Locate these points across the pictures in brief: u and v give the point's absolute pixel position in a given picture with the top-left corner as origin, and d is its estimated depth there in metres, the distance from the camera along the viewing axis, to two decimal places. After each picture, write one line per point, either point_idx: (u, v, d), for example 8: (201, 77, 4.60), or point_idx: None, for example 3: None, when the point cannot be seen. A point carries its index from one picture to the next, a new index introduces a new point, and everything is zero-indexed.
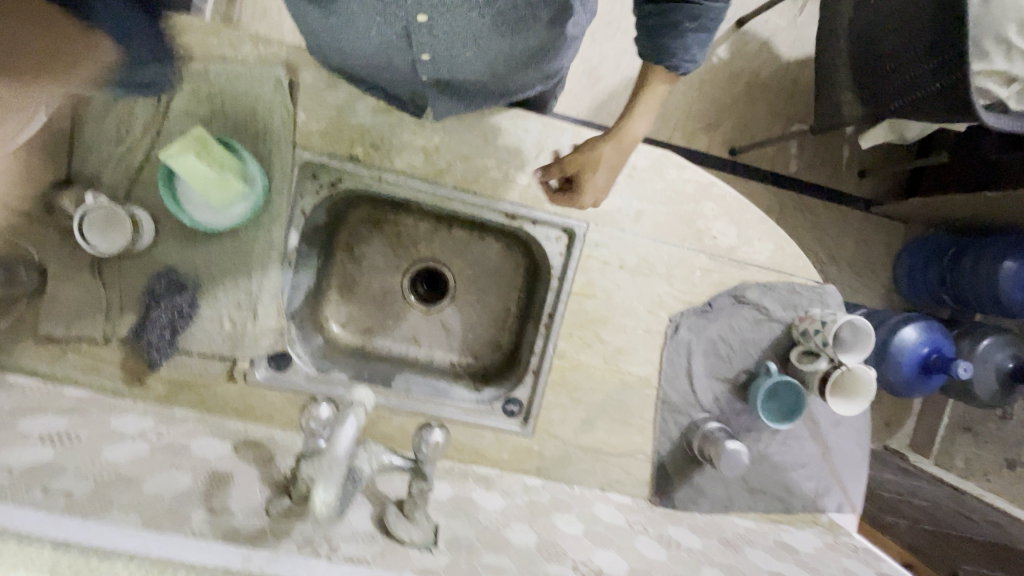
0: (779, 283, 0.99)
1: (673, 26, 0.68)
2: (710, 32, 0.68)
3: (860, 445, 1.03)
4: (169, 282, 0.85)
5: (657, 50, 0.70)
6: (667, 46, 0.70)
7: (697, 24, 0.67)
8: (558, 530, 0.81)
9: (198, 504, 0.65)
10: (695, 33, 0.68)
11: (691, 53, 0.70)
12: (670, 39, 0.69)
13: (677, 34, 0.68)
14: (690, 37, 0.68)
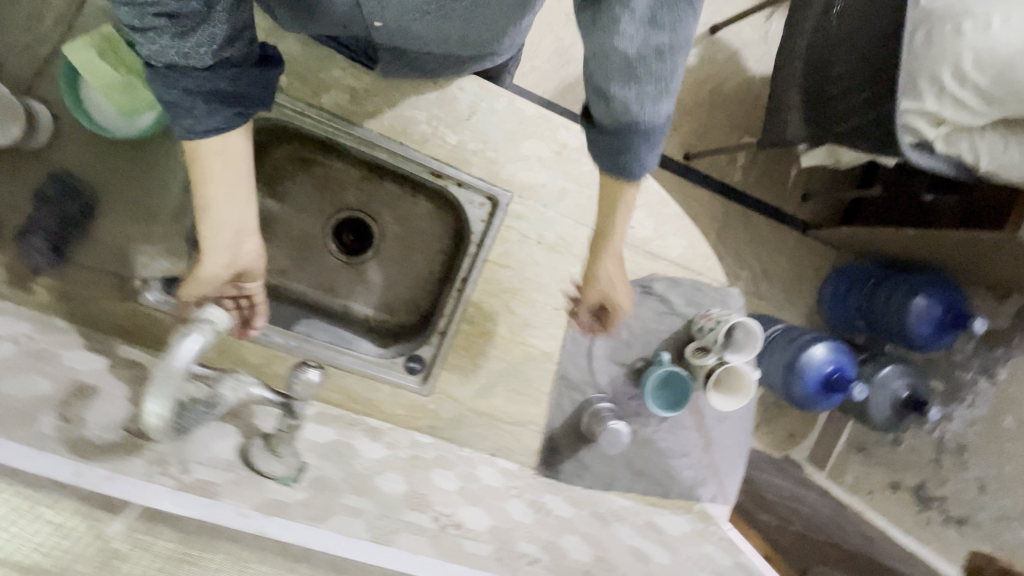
0: (685, 279, 1.03)
1: (627, 149, 0.63)
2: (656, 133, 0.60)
3: (739, 442, 1.14)
4: (62, 187, 0.82)
5: (610, 153, 0.63)
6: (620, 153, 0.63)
7: (642, 132, 0.61)
8: (432, 484, 0.83)
9: (51, 410, 0.63)
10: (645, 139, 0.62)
11: (642, 157, 0.63)
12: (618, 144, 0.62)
13: (628, 144, 0.62)
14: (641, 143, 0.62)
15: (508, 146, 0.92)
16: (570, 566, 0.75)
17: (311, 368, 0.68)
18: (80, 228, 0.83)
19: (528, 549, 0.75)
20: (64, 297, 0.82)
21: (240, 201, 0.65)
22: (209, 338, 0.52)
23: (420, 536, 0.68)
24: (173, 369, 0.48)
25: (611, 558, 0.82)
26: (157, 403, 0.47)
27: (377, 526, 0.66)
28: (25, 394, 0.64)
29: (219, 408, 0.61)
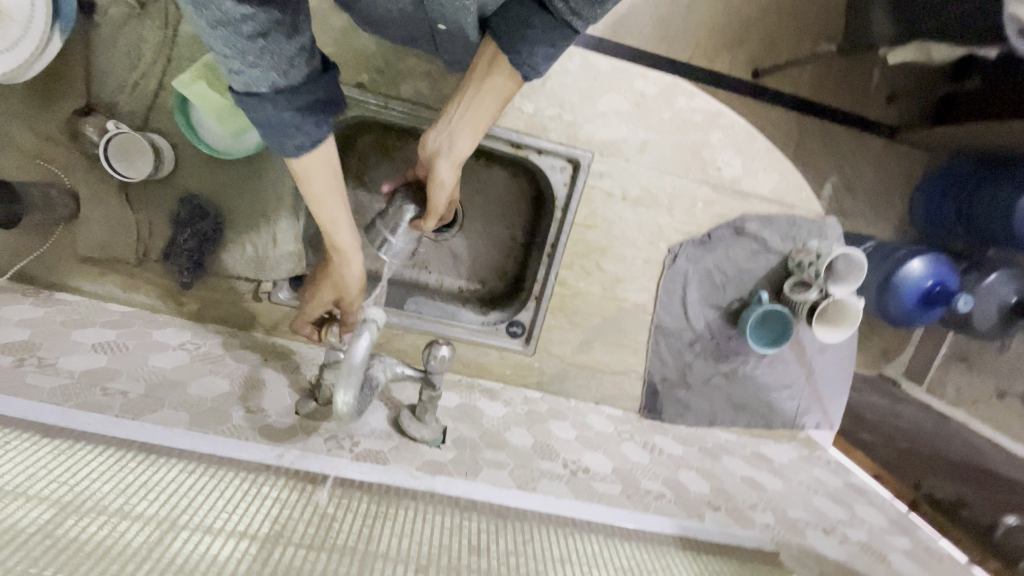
0: (779, 216, 1.02)
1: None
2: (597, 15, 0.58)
3: (843, 369, 1.13)
4: (192, 210, 0.90)
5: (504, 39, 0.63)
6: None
7: (546, 37, 0.61)
8: (552, 435, 0.90)
9: (237, 404, 0.75)
10: (547, 48, 0.62)
11: (536, 64, 0.63)
12: (520, 38, 0.62)
13: (528, 38, 0.62)
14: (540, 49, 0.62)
15: (584, 105, 0.92)
16: (692, 498, 0.82)
17: (442, 345, 0.75)
18: (214, 244, 0.92)
19: (652, 487, 0.82)
20: (212, 304, 0.96)
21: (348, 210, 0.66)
22: (376, 334, 0.59)
23: (557, 481, 0.76)
24: (354, 365, 0.57)
25: (728, 488, 0.88)
26: (347, 393, 0.55)
27: (519, 475, 0.75)
28: (213, 392, 0.76)
29: (377, 387, 0.69)
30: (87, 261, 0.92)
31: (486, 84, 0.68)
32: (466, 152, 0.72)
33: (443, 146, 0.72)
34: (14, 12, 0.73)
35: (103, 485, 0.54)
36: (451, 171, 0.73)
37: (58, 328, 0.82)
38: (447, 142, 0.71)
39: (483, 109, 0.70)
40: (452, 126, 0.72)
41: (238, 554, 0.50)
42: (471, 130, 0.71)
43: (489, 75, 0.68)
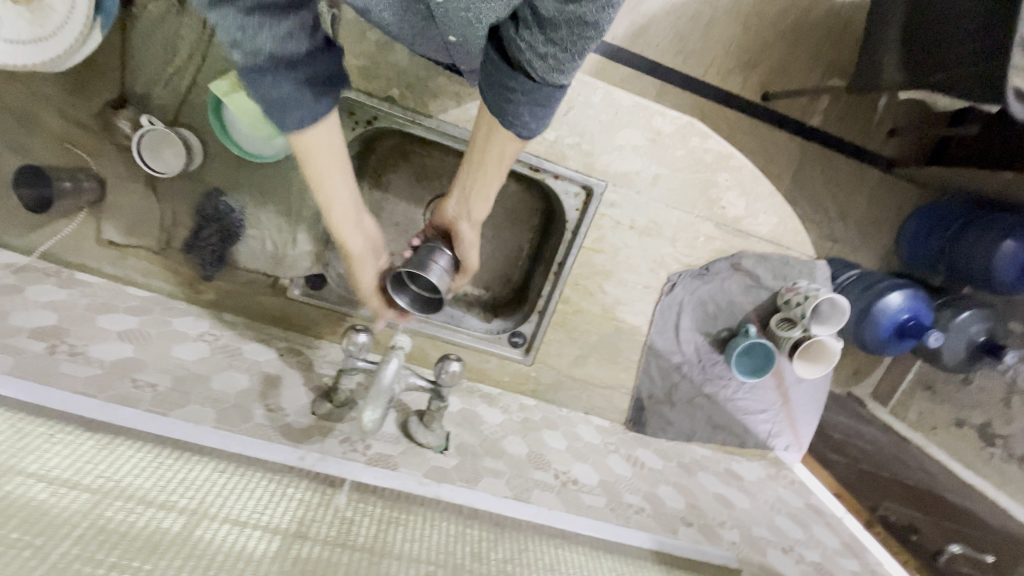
0: (774, 255, 1.09)
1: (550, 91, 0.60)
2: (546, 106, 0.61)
3: (815, 400, 1.23)
4: (218, 205, 0.93)
5: (494, 103, 0.62)
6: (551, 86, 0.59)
7: (529, 96, 0.59)
8: (545, 444, 0.97)
9: (258, 402, 0.80)
10: (532, 105, 0.60)
11: (524, 120, 0.62)
12: (503, 99, 0.61)
13: (510, 99, 0.60)
14: (524, 106, 0.60)
15: (603, 137, 0.96)
16: (669, 513, 0.90)
17: (454, 361, 0.80)
18: (236, 238, 0.96)
19: (633, 500, 0.90)
20: (229, 295, 1.00)
21: (346, 181, 0.66)
22: (403, 360, 0.66)
23: (550, 492, 0.84)
24: (383, 387, 0.63)
25: (701, 505, 0.97)
26: (375, 411, 0.61)
27: (515, 485, 0.82)
28: (235, 388, 0.81)
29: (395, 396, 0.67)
30: (109, 245, 0.94)
31: (488, 156, 0.69)
32: (483, 216, 0.77)
33: (462, 214, 0.78)
34: (57, 3, 0.76)
35: (144, 481, 0.59)
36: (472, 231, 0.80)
37: (83, 313, 0.85)
38: (464, 210, 0.77)
39: (491, 178, 0.72)
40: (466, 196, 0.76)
41: (262, 539, 0.57)
42: (482, 198, 0.74)
43: (490, 144, 0.68)
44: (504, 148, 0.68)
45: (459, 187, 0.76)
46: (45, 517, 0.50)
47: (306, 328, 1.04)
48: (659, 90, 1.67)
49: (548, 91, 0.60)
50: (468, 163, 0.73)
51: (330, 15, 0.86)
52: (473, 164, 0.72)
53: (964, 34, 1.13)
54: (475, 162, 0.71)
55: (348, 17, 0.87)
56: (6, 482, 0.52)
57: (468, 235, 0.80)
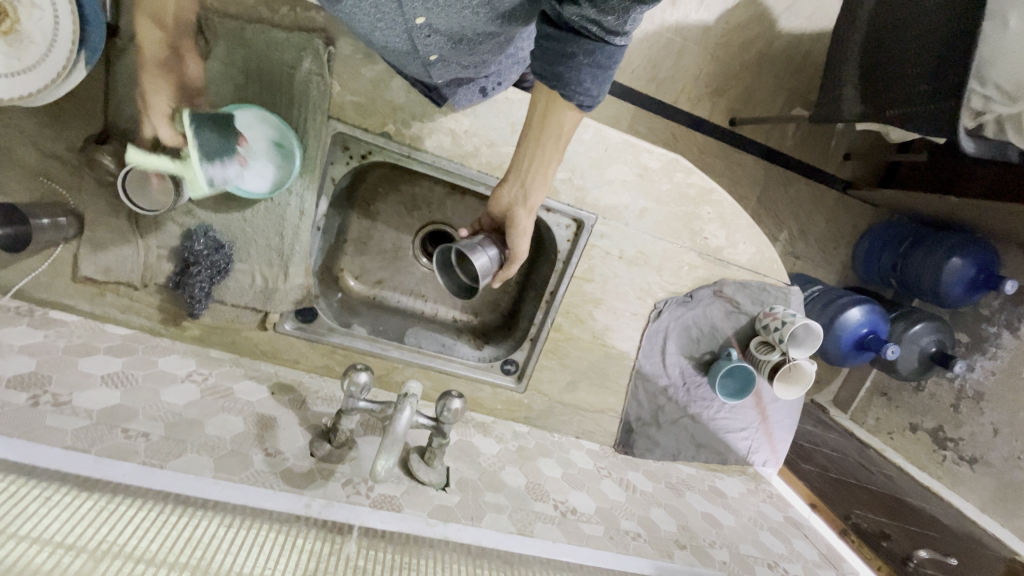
0: (752, 281, 1.15)
1: (603, 57, 0.66)
2: (605, 68, 0.68)
3: (791, 417, 1.28)
4: (208, 241, 0.90)
5: (553, 74, 0.68)
6: (603, 50, 0.66)
7: (593, 59, 0.66)
8: (542, 473, 0.99)
9: (255, 445, 0.78)
10: (594, 68, 0.67)
11: (587, 86, 0.68)
12: (563, 69, 0.67)
13: (573, 65, 0.66)
14: (588, 71, 0.66)
15: (594, 173, 0.99)
16: (664, 537, 0.93)
17: (456, 398, 0.80)
18: (225, 274, 0.93)
19: (630, 526, 0.93)
20: (216, 331, 0.97)
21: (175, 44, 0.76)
22: (415, 408, 0.67)
23: (551, 524, 0.85)
24: (397, 436, 0.63)
25: (692, 526, 1.00)
26: (389, 460, 0.61)
27: (518, 519, 0.83)
28: (230, 431, 0.80)
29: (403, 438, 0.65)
30: (87, 281, 0.90)
31: (549, 127, 0.75)
32: (539, 200, 0.81)
33: (518, 199, 0.81)
34: (36, 35, 0.72)
35: (152, 543, 0.57)
36: (527, 218, 0.83)
37: (63, 356, 0.81)
38: (521, 196, 0.81)
39: (550, 155, 0.77)
40: (522, 183, 0.80)
41: None
42: (541, 177, 0.79)
43: (550, 117, 0.74)
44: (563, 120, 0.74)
45: (515, 173, 0.80)
46: None
47: (296, 361, 1.02)
48: (634, 113, 1.72)
49: (608, 53, 0.66)
50: (524, 145, 0.77)
51: (325, 52, 0.86)
52: (532, 145, 0.77)
53: (919, 75, 1.22)
54: (534, 140, 0.76)
55: (344, 53, 0.87)
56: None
57: (524, 222, 0.83)
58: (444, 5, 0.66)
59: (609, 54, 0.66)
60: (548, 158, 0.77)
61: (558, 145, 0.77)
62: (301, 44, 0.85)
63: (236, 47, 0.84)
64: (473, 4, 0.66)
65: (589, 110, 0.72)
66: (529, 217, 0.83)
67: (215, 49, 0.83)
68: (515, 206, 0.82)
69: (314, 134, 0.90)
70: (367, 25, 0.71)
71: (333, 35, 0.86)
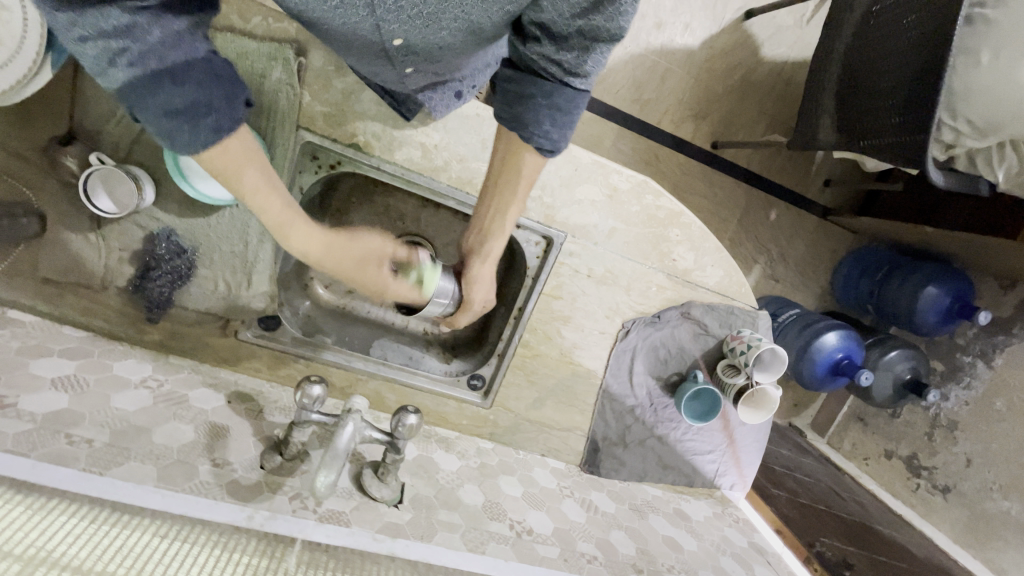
0: (720, 304, 1.16)
1: (560, 100, 0.69)
2: (564, 112, 0.70)
3: (759, 441, 1.28)
4: (169, 245, 0.91)
5: (513, 114, 0.71)
6: (559, 95, 0.69)
7: (551, 101, 0.69)
8: (501, 491, 0.97)
9: (203, 456, 0.77)
10: (552, 110, 0.69)
11: (546, 129, 0.70)
12: (523, 108, 0.70)
13: (532, 105, 0.69)
14: (546, 112, 0.69)
15: (563, 191, 1.00)
16: (621, 561, 0.92)
17: (411, 414, 0.80)
18: (187, 280, 0.93)
19: (587, 548, 0.92)
20: (176, 336, 0.96)
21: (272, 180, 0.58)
22: (360, 424, 0.67)
23: (505, 544, 0.84)
24: (338, 451, 0.62)
25: (652, 550, 0.99)
26: (329, 476, 0.60)
27: (470, 538, 0.82)
28: (179, 441, 0.78)
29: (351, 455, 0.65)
30: (46, 282, 0.88)
31: (509, 171, 0.75)
32: (496, 249, 0.80)
33: (475, 246, 0.81)
34: (3, 37, 0.71)
35: (78, 549, 0.54)
36: (484, 266, 0.82)
37: (14, 357, 0.80)
38: (480, 243, 0.81)
39: (508, 201, 0.77)
40: (481, 228, 0.80)
41: None
42: (497, 226, 0.79)
43: (510, 161, 0.75)
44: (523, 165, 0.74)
45: (477, 218, 0.81)
46: None
47: (257, 370, 1.00)
48: (618, 133, 1.74)
49: (569, 97, 0.69)
50: (487, 187, 0.79)
51: (296, 62, 0.87)
52: (492, 187, 0.78)
53: (891, 106, 1.24)
54: (495, 182, 0.77)
55: (316, 65, 0.88)
56: None
57: (479, 271, 0.82)
58: (421, 28, 0.64)
59: (569, 101, 0.69)
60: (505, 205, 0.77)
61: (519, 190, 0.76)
62: (271, 54, 0.86)
63: None
64: (451, 26, 0.65)
65: (550, 154, 0.73)
66: (485, 266, 0.82)
67: None
68: (473, 253, 0.82)
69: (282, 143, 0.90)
70: (340, 43, 0.69)
71: (305, 46, 0.87)
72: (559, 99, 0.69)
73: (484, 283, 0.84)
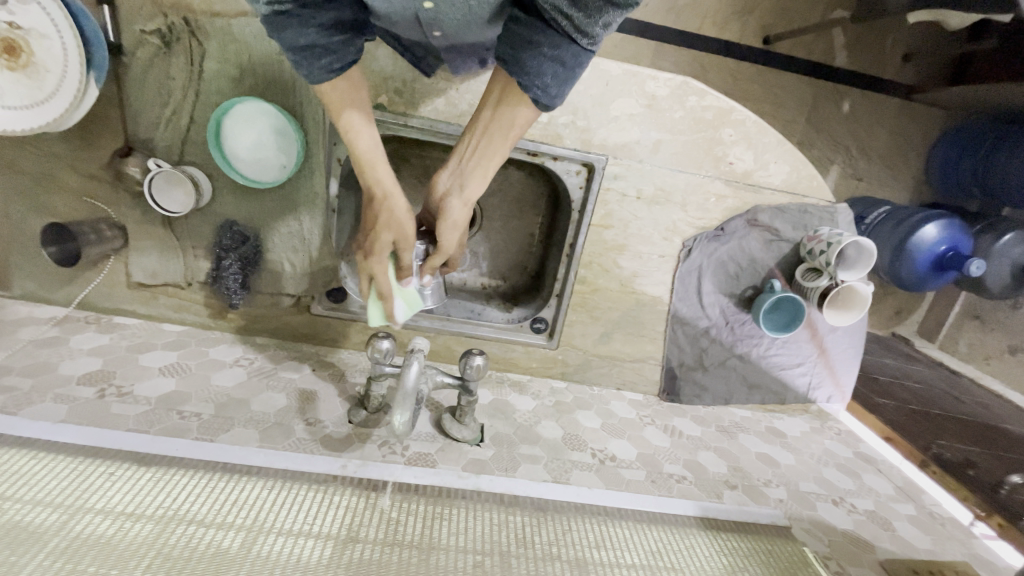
0: (791, 205, 1.05)
1: (563, 58, 0.60)
2: (567, 69, 0.61)
3: (855, 346, 1.17)
4: (233, 235, 0.96)
5: (513, 56, 0.61)
6: (563, 51, 0.60)
7: (557, 53, 0.59)
8: (579, 424, 0.98)
9: (298, 417, 0.84)
10: (556, 64, 0.60)
11: (546, 81, 0.61)
12: (525, 55, 0.60)
13: (535, 54, 0.60)
14: (550, 64, 0.59)
15: (597, 111, 0.94)
16: (712, 479, 0.90)
17: (477, 355, 0.81)
18: (256, 265, 0.99)
19: (674, 469, 0.91)
20: (257, 320, 1.03)
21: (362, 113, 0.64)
22: (423, 361, 0.69)
23: (589, 470, 0.85)
24: (407, 390, 0.65)
25: (743, 466, 0.96)
26: (404, 413, 0.64)
27: (553, 467, 0.84)
28: (275, 407, 0.85)
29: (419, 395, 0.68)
30: (140, 286, 0.99)
31: (500, 109, 0.65)
32: (479, 192, 0.67)
33: (451, 188, 0.67)
34: (51, 63, 0.79)
35: (200, 506, 0.64)
36: (462, 212, 0.68)
37: (127, 354, 0.90)
38: (458, 183, 0.68)
39: (495, 143, 0.66)
40: (465, 165, 0.68)
41: (312, 547, 0.61)
42: (483, 166, 0.67)
43: (503, 102, 0.65)
44: (517, 110, 0.64)
45: (454, 162, 0.69)
46: (114, 551, 0.56)
47: (334, 341, 1.06)
48: (655, 50, 1.61)
49: (573, 55, 0.60)
50: (470, 131, 0.68)
51: None
52: (479, 128, 0.67)
53: None
54: (484, 124, 0.66)
55: None
56: (80, 525, 0.58)
57: (449, 219, 0.66)
58: None
59: (573, 66, 0.61)
60: (490, 145, 0.66)
61: (506, 135, 0.66)
62: None
63: (227, 45, 0.86)
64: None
65: (546, 108, 0.63)
66: (459, 215, 0.67)
67: (210, 51, 0.86)
68: (448, 194, 0.68)
69: (312, 117, 0.92)
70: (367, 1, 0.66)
71: None
72: (564, 60, 0.60)
73: (460, 232, 0.68)
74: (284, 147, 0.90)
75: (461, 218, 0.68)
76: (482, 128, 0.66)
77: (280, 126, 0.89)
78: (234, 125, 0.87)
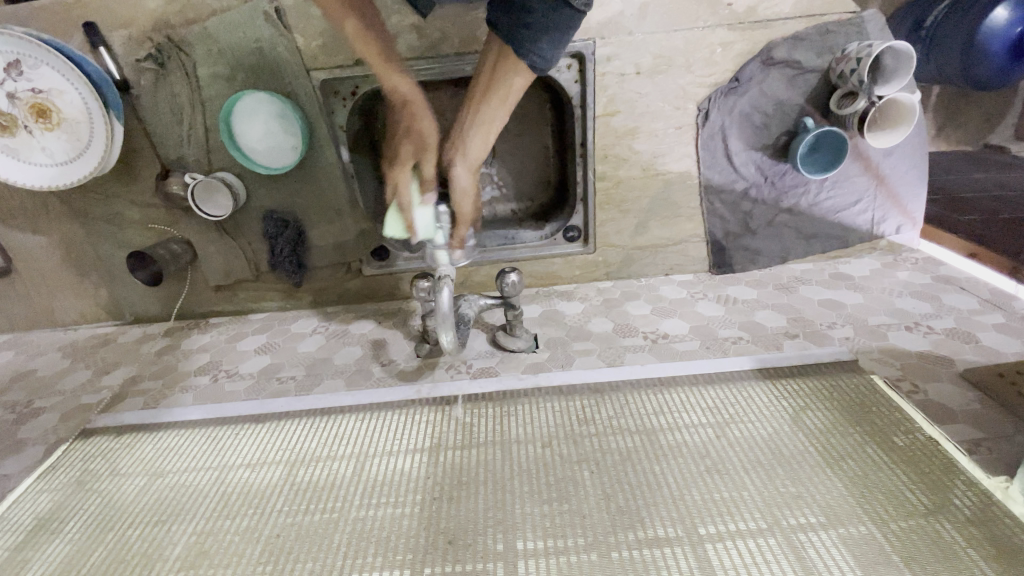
0: (809, 30, 0.95)
1: (556, 28, 0.63)
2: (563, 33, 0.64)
3: (916, 166, 1.07)
4: (276, 222, 1.05)
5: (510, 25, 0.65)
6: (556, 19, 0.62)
7: (550, 20, 0.62)
8: (629, 314, 1.01)
9: (374, 361, 0.95)
10: (552, 31, 0.63)
11: (543, 46, 0.64)
12: (521, 22, 0.64)
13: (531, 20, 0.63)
14: (545, 32, 0.63)
15: None
16: (771, 333, 0.92)
17: (511, 272, 0.85)
18: (303, 244, 1.08)
19: (730, 333, 0.93)
20: (321, 292, 1.15)
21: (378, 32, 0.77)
22: (452, 286, 0.75)
23: (642, 351, 0.91)
24: (444, 312, 0.72)
25: (805, 315, 0.95)
26: (448, 332, 0.71)
27: (608, 355, 0.91)
28: (353, 358, 0.97)
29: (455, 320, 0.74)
30: (220, 287, 1.13)
31: (493, 78, 0.71)
32: (478, 156, 0.76)
33: (456, 152, 0.76)
34: (78, 113, 0.89)
35: (314, 444, 0.77)
36: (467, 174, 0.77)
37: (228, 345, 1.06)
38: (461, 148, 0.76)
39: (489, 111, 0.74)
40: (465, 132, 0.76)
41: (409, 456, 0.72)
42: (480, 132, 0.75)
43: (495, 70, 0.71)
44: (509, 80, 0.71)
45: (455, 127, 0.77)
46: (258, 491, 0.70)
47: (391, 295, 1.15)
48: None
49: (569, 18, 0.62)
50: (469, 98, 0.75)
51: (275, 11, 0.89)
52: (476, 95, 0.74)
53: None
54: (479, 93, 0.74)
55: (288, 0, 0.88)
56: (227, 475, 0.73)
57: (460, 179, 0.76)
58: None
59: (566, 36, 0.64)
60: (485, 112, 0.74)
61: (498, 102, 0.73)
62: (252, 14, 0.89)
63: (210, 48, 0.91)
64: None
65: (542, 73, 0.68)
66: (467, 175, 0.77)
67: (198, 59, 0.92)
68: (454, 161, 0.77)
69: (304, 92, 0.95)
70: None
71: None
72: (556, 30, 0.63)
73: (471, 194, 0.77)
74: (289, 132, 0.97)
75: (468, 179, 0.77)
76: (478, 94, 0.74)
77: (279, 115, 0.95)
78: (240, 121, 0.94)
